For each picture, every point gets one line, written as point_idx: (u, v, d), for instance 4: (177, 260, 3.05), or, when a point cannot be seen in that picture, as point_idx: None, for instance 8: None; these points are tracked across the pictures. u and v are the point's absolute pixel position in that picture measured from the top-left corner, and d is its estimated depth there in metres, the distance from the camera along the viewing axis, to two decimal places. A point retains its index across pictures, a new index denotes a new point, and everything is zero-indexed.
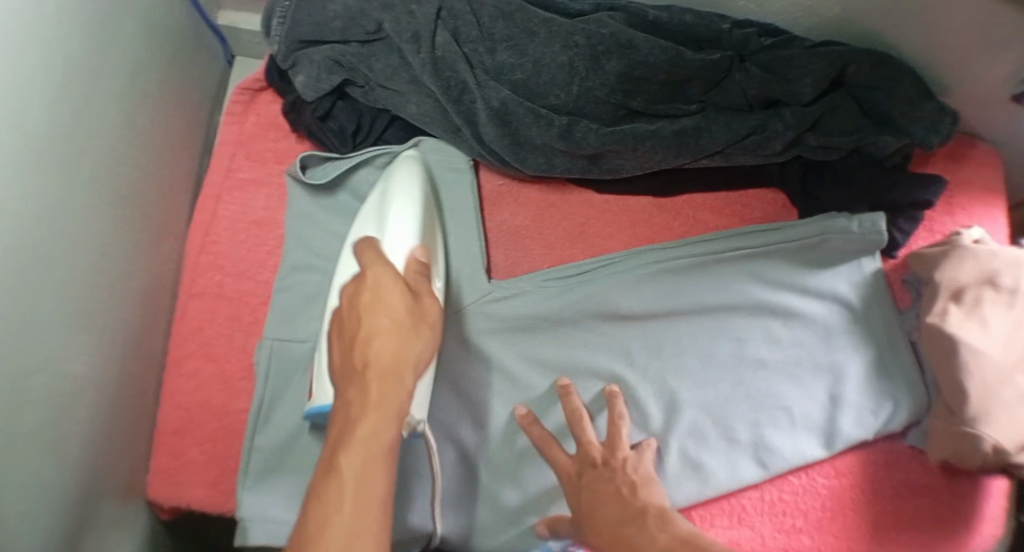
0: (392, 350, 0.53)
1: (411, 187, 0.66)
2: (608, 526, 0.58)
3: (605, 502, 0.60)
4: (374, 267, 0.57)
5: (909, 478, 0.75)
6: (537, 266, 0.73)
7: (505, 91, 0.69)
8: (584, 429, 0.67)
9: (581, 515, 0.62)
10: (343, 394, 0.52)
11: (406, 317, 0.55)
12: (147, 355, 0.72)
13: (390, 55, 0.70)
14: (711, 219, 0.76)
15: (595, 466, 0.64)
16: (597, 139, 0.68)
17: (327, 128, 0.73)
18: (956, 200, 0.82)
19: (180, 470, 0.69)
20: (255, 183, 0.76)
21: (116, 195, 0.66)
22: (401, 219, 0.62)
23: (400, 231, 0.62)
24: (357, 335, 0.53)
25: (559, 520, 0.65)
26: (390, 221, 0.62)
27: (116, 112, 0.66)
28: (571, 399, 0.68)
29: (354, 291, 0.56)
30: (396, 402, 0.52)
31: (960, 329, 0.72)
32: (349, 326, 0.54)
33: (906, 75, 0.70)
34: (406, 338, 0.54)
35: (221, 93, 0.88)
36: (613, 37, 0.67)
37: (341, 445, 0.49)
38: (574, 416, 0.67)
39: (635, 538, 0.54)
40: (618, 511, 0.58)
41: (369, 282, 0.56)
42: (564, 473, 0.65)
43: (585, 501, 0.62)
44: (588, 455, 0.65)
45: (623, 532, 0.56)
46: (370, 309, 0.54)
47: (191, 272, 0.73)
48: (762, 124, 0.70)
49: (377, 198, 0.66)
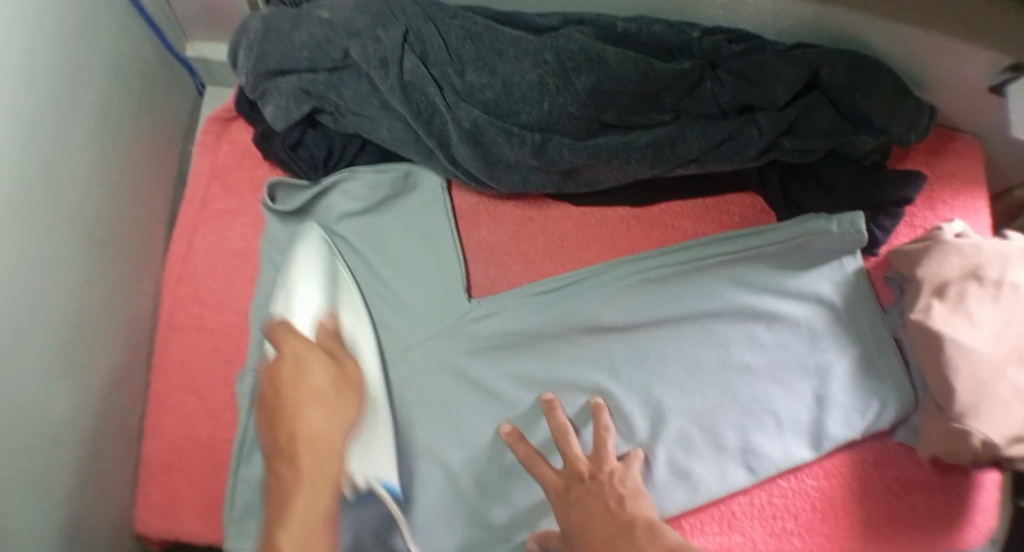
0: (324, 427, 0.61)
1: (314, 260, 0.69)
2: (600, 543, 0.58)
3: (596, 517, 0.60)
4: (286, 340, 0.63)
5: (900, 475, 0.76)
6: (518, 282, 0.73)
7: (476, 111, 0.68)
8: (569, 444, 0.66)
9: (571, 529, 0.61)
10: (278, 474, 0.58)
11: (331, 385, 0.63)
12: (131, 390, 0.72)
13: (359, 81, 0.70)
14: (689, 226, 0.76)
15: (583, 480, 0.64)
16: (571, 155, 0.68)
17: (299, 156, 0.74)
18: (937, 193, 0.82)
19: (170, 504, 0.69)
20: (231, 212, 0.75)
21: (91, 234, 0.66)
22: (306, 290, 0.67)
23: (307, 303, 0.67)
24: (284, 409, 0.61)
25: (549, 535, 0.65)
26: (296, 295, 0.67)
27: (88, 151, 0.66)
28: (556, 414, 0.67)
29: (272, 371, 0.63)
30: (327, 470, 0.59)
31: (945, 324, 0.72)
32: (277, 404, 0.61)
33: (881, 76, 0.69)
34: (335, 406, 0.62)
35: (193, 122, 0.87)
36: (582, 53, 0.67)
37: (279, 528, 0.55)
38: (559, 430, 0.67)
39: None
40: (608, 527, 0.59)
41: (288, 359, 0.62)
42: (554, 488, 0.64)
43: (574, 514, 0.62)
44: (575, 469, 0.65)
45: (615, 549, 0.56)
46: (298, 389, 0.61)
47: (172, 305, 0.73)
48: (736, 131, 0.70)
49: (287, 268, 0.68)
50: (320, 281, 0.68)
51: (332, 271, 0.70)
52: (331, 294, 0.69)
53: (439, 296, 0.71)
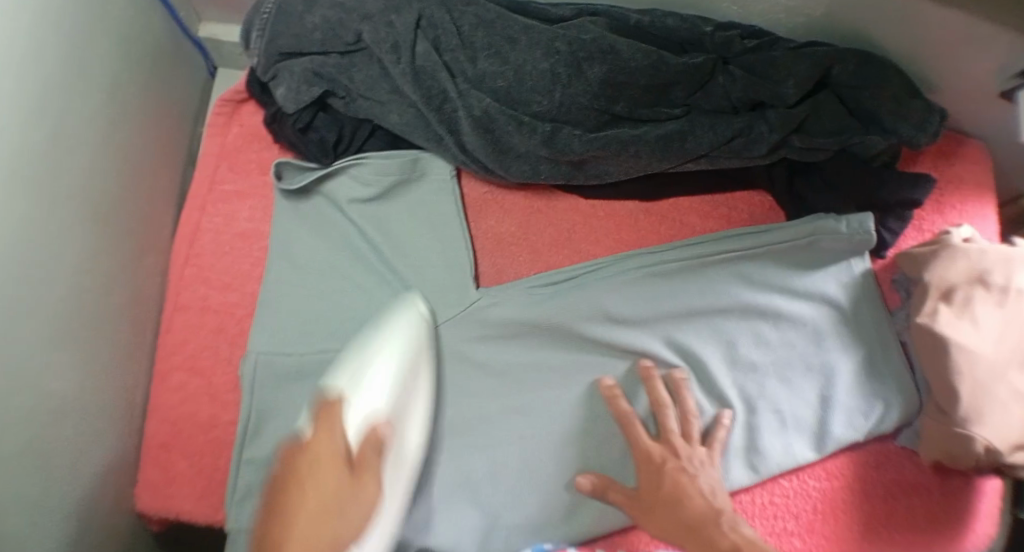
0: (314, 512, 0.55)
1: (399, 347, 0.64)
2: (680, 522, 0.62)
3: (685, 497, 0.63)
4: (320, 429, 0.59)
5: (901, 478, 0.75)
6: (523, 272, 0.73)
7: (487, 99, 0.68)
8: (636, 432, 0.67)
9: (650, 495, 0.64)
10: None
11: (332, 500, 0.56)
12: (134, 368, 0.71)
13: (370, 65, 0.70)
14: (697, 222, 0.76)
15: (677, 457, 0.66)
16: (581, 145, 0.68)
17: (309, 139, 0.73)
18: (946, 198, 0.81)
19: (169, 484, 0.69)
20: (239, 194, 0.75)
21: (98, 211, 0.66)
22: (375, 378, 0.62)
23: (371, 396, 0.62)
24: (282, 497, 0.56)
25: (608, 486, 0.66)
26: (364, 386, 0.62)
27: (98, 127, 0.66)
28: (619, 402, 0.68)
29: (291, 449, 0.59)
30: None
31: (951, 328, 0.72)
32: (285, 479, 0.57)
33: (891, 75, 0.69)
34: (331, 513, 0.55)
35: (204, 104, 0.87)
36: (594, 43, 0.67)
37: None
38: (620, 412, 0.68)
39: (708, 536, 0.59)
40: (693, 507, 0.62)
41: (306, 446, 0.58)
42: (644, 458, 0.66)
43: (663, 483, 0.64)
44: (670, 443, 0.67)
45: (699, 535, 0.60)
46: (294, 483, 0.56)
47: (178, 284, 0.73)
48: (747, 127, 0.69)
49: (361, 342, 0.65)
50: (398, 364, 0.64)
51: (409, 358, 0.65)
52: (397, 401, 0.63)
53: (445, 285, 0.70)
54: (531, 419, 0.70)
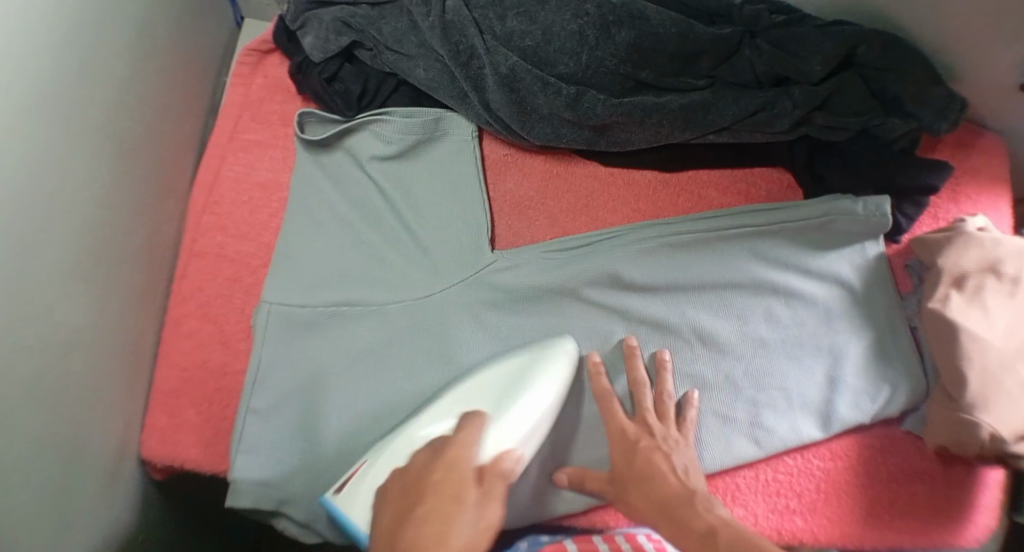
0: (431, 527, 0.52)
1: (554, 378, 0.65)
2: (654, 501, 0.59)
3: (657, 475, 0.61)
4: (456, 442, 0.60)
5: (906, 463, 0.76)
6: (540, 237, 0.73)
7: (514, 58, 0.69)
8: (612, 406, 0.67)
9: (625, 476, 0.63)
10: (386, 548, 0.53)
11: (471, 495, 0.55)
12: (147, 312, 0.71)
13: (399, 18, 0.72)
14: (715, 196, 0.75)
15: (651, 435, 0.65)
16: (605, 110, 0.68)
17: (334, 90, 0.73)
18: (962, 188, 0.81)
19: (176, 429, 0.69)
20: (260, 144, 0.75)
21: (119, 150, 0.66)
22: (520, 410, 0.63)
23: (508, 429, 0.62)
24: (412, 497, 0.55)
25: (585, 475, 0.66)
26: (511, 412, 0.63)
27: (120, 65, 0.66)
28: (600, 377, 0.68)
29: (427, 459, 0.59)
30: None
31: (961, 314, 0.73)
32: (415, 480, 0.57)
33: (915, 58, 0.71)
34: (447, 526, 0.53)
35: (228, 56, 0.87)
36: (623, 8, 0.67)
37: None
38: (602, 388, 0.68)
39: (676, 513, 0.56)
40: (664, 484, 0.60)
41: (446, 456, 0.58)
42: (619, 437, 0.66)
43: (637, 461, 0.63)
44: (646, 422, 0.66)
45: (666, 513, 0.57)
46: (421, 492, 0.55)
47: (195, 231, 0.73)
48: (771, 101, 0.69)
49: (506, 378, 0.65)
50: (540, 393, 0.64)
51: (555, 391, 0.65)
52: (525, 441, 0.63)
53: (462, 245, 0.70)
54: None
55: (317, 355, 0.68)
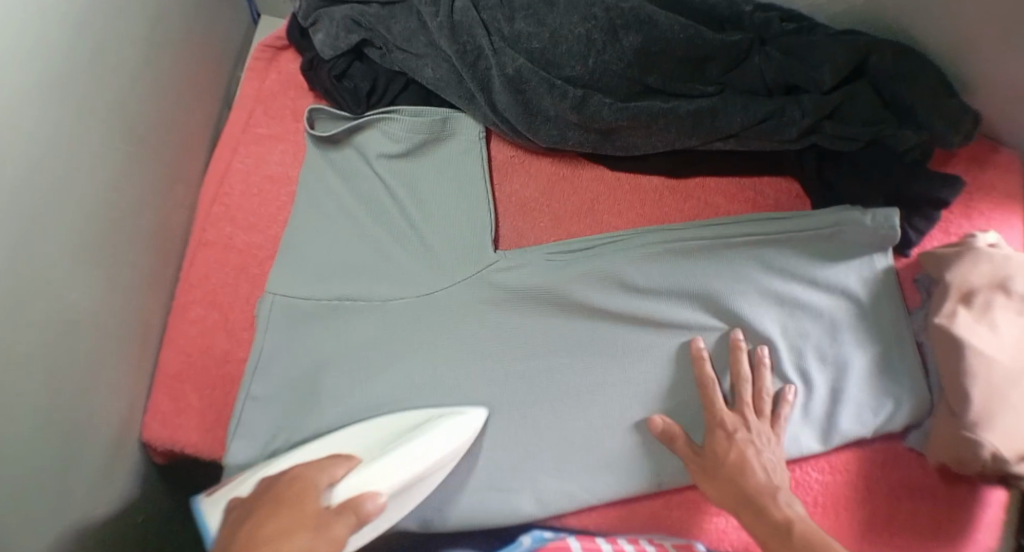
0: (272, 531, 0.55)
1: (448, 441, 0.65)
2: (737, 491, 0.64)
3: (749, 469, 0.65)
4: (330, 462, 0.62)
5: (906, 478, 0.75)
6: (544, 238, 0.73)
7: (521, 59, 0.69)
8: (715, 397, 0.69)
9: (716, 459, 0.66)
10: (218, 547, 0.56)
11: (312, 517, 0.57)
12: (154, 299, 0.73)
13: (408, 17, 0.72)
14: (722, 203, 0.75)
15: (745, 427, 0.68)
16: (611, 114, 0.68)
17: (343, 86, 0.75)
18: (975, 204, 0.80)
19: (179, 413, 0.71)
20: (271, 137, 0.77)
21: (129, 137, 0.67)
22: (404, 459, 0.63)
23: (383, 474, 0.61)
24: (262, 506, 0.58)
25: (676, 438, 0.67)
26: (394, 455, 0.62)
27: (133, 56, 0.68)
28: (705, 365, 0.69)
29: (282, 477, 0.61)
30: None
31: (967, 330, 0.72)
32: (272, 493, 0.60)
33: (929, 69, 0.70)
34: (284, 535, 0.55)
35: (244, 52, 0.89)
36: (633, 12, 0.67)
37: None
38: (704, 380, 0.69)
39: (762, 503, 0.62)
40: (753, 479, 0.64)
41: (296, 477, 0.61)
42: (717, 424, 0.68)
43: (736, 450, 0.66)
44: (744, 416, 0.69)
45: (752, 504, 0.63)
46: (275, 505, 0.58)
47: (203, 221, 0.74)
48: (780, 109, 0.69)
49: (408, 426, 0.66)
50: (433, 452, 0.64)
51: (443, 453, 0.64)
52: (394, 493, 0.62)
53: (466, 242, 0.70)
54: (543, 388, 0.70)
55: (319, 348, 0.69)
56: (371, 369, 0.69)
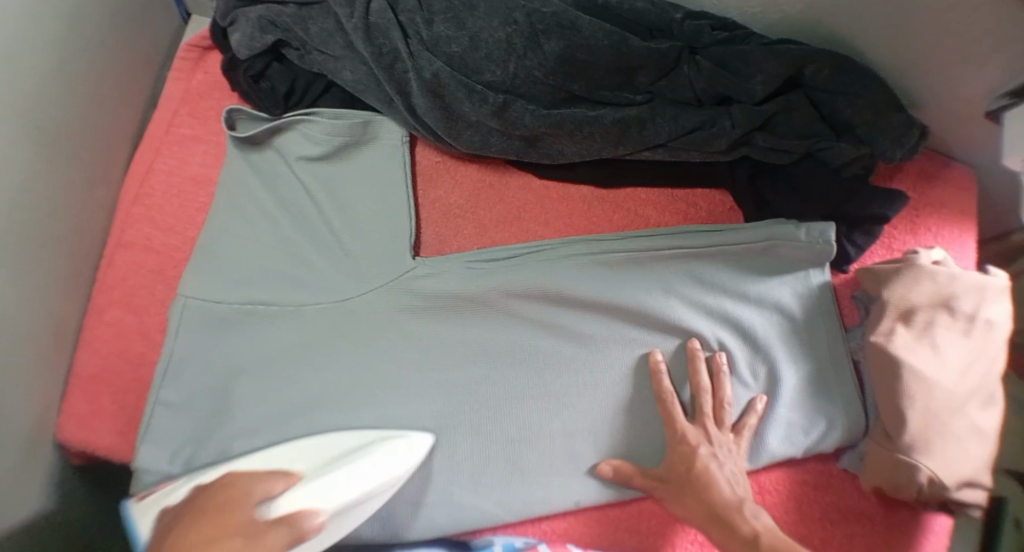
0: (212, 526, 0.57)
1: (393, 466, 0.64)
2: (703, 507, 0.62)
3: (716, 484, 0.63)
4: (238, 477, 0.62)
5: (841, 502, 0.72)
6: (467, 246, 0.72)
7: (439, 63, 0.68)
8: (673, 410, 0.67)
9: (680, 480, 0.64)
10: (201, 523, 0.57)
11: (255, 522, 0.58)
12: (71, 298, 0.72)
13: (326, 18, 0.72)
14: (654, 215, 0.73)
15: (709, 440, 0.66)
16: (533, 120, 0.67)
17: (260, 88, 0.74)
18: (920, 219, 0.78)
19: (92, 416, 0.70)
20: (194, 139, 0.77)
21: (47, 137, 0.67)
22: (347, 475, 0.62)
23: (324, 488, 0.62)
24: (208, 507, 0.59)
25: (632, 474, 0.67)
26: (361, 470, 0.63)
27: (52, 53, 0.67)
28: (660, 376, 0.68)
29: (207, 493, 0.61)
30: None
31: (906, 352, 0.69)
32: (196, 505, 0.60)
33: (869, 81, 0.67)
34: (220, 532, 0.56)
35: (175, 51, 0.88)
36: (554, 17, 0.66)
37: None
38: (663, 391, 0.68)
39: (728, 520, 0.60)
40: (716, 496, 0.62)
41: (223, 489, 0.61)
42: (680, 440, 0.66)
43: (699, 464, 0.64)
44: (705, 427, 0.67)
45: (721, 521, 0.60)
46: (195, 514, 0.58)
47: (124, 222, 0.74)
48: (710, 120, 0.68)
49: (345, 445, 0.64)
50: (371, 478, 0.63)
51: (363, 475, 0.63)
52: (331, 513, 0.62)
53: (386, 250, 0.69)
54: (459, 399, 0.68)
55: (231, 352, 0.69)
56: (279, 377, 0.68)
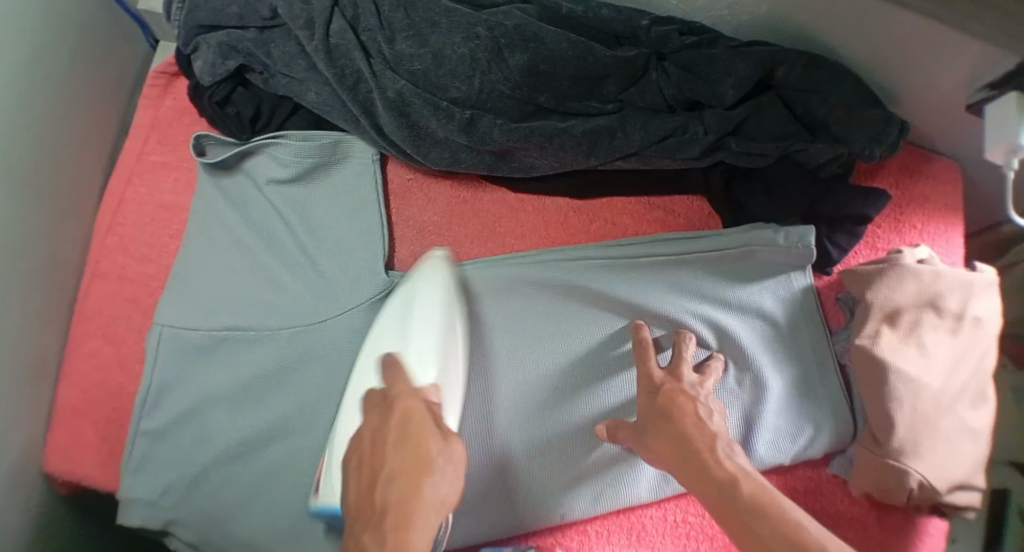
0: (395, 491, 0.45)
1: (438, 299, 0.63)
2: (674, 444, 0.56)
3: (681, 415, 0.57)
4: (404, 397, 0.51)
5: (832, 508, 0.71)
6: (442, 263, 0.71)
7: (403, 81, 0.68)
8: (646, 356, 0.64)
9: (648, 416, 0.60)
10: (386, 494, 0.45)
11: (407, 458, 0.47)
12: (49, 330, 0.72)
13: (288, 41, 0.72)
14: (631, 224, 0.72)
15: (676, 379, 0.62)
16: (501, 134, 0.67)
17: (227, 114, 0.74)
18: (906, 216, 0.76)
19: (75, 448, 0.70)
20: (166, 166, 0.77)
21: (18, 175, 0.67)
22: (424, 321, 0.61)
23: (421, 348, 0.60)
24: (374, 473, 0.47)
25: (619, 426, 0.62)
26: (416, 316, 0.62)
27: (19, 90, 0.67)
28: (640, 328, 0.66)
29: (377, 428, 0.50)
30: (421, 536, 0.44)
31: (892, 354, 0.67)
32: (361, 459, 0.49)
33: (843, 80, 0.65)
34: (409, 494, 0.45)
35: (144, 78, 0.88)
36: (516, 30, 0.66)
37: (388, 517, 0.44)
38: (641, 345, 0.64)
39: (700, 462, 0.53)
40: (690, 426, 0.56)
41: (396, 416, 0.50)
42: (646, 376, 0.62)
43: (665, 399, 0.59)
44: (677, 371, 0.63)
45: (693, 461, 0.54)
46: (371, 468, 0.48)
47: (99, 252, 0.75)
48: (681, 126, 0.67)
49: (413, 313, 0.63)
50: (443, 320, 0.62)
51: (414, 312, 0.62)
52: (441, 359, 0.60)
53: (358, 268, 0.68)
54: None
55: (208, 380, 0.69)
56: (256, 402, 0.67)
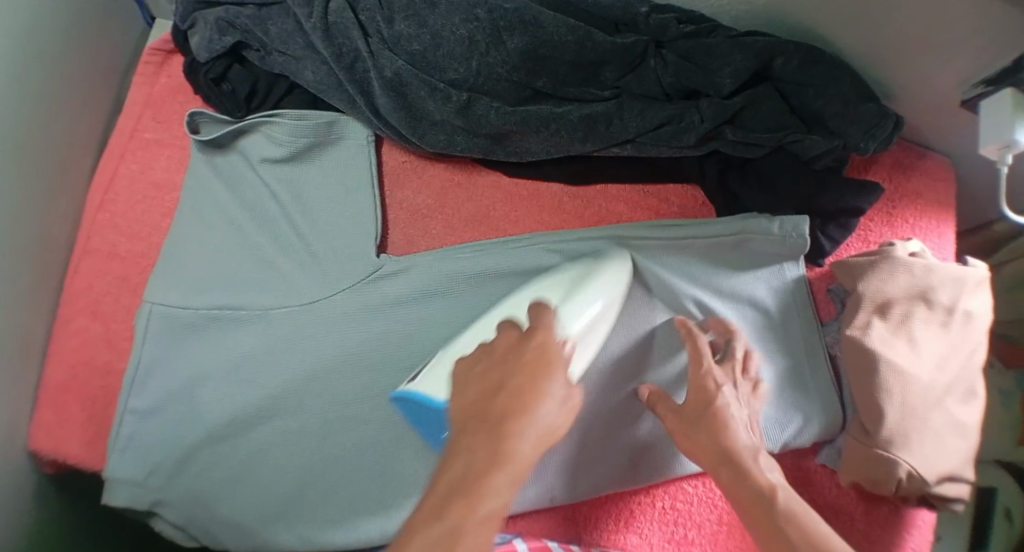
0: (505, 405, 0.46)
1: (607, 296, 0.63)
2: (711, 449, 0.59)
3: (729, 427, 0.60)
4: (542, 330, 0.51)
5: (818, 498, 0.71)
6: (434, 246, 0.71)
7: (400, 62, 0.69)
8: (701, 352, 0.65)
9: (694, 416, 0.61)
10: (497, 405, 0.46)
11: (535, 376, 0.47)
12: (37, 306, 0.72)
13: (285, 19, 0.72)
14: (624, 210, 0.73)
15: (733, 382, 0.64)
16: (498, 118, 0.67)
17: (222, 91, 0.75)
18: (897, 210, 0.77)
19: (62, 424, 0.70)
20: (158, 144, 0.77)
21: (10, 149, 0.67)
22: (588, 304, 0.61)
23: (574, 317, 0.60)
24: (498, 384, 0.47)
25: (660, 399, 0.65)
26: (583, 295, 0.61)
27: (13, 63, 0.67)
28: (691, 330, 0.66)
29: (513, 347, 0.50)
30: (523, 460, 0.45)
31: (882, 345, 0.68)
32: (485, 370, 0.49)
33: (841, 73, 0.65)
34: (523, 407, 0.46)
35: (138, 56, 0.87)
36: (516, 13, 0.66)
37: (492, 424, 0.45)
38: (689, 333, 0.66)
39: (740, 468, 0.57)
40: (734, 439, 0.59)
41: (534, 345, 0.50)
42: (703, 370, 0.64)
43: (716, 403, 0.61)
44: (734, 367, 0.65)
45: (732, 466, 0.58)
46: (490, 378, 0.48)
47: (90, 229, 0.74)
48: (677, 115, 0.67)
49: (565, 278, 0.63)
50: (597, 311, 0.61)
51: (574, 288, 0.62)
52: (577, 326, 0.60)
53: (351, 250, 0.68)
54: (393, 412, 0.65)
55: (198, 358, 0.68)
56: (246, 382, 0.67)
